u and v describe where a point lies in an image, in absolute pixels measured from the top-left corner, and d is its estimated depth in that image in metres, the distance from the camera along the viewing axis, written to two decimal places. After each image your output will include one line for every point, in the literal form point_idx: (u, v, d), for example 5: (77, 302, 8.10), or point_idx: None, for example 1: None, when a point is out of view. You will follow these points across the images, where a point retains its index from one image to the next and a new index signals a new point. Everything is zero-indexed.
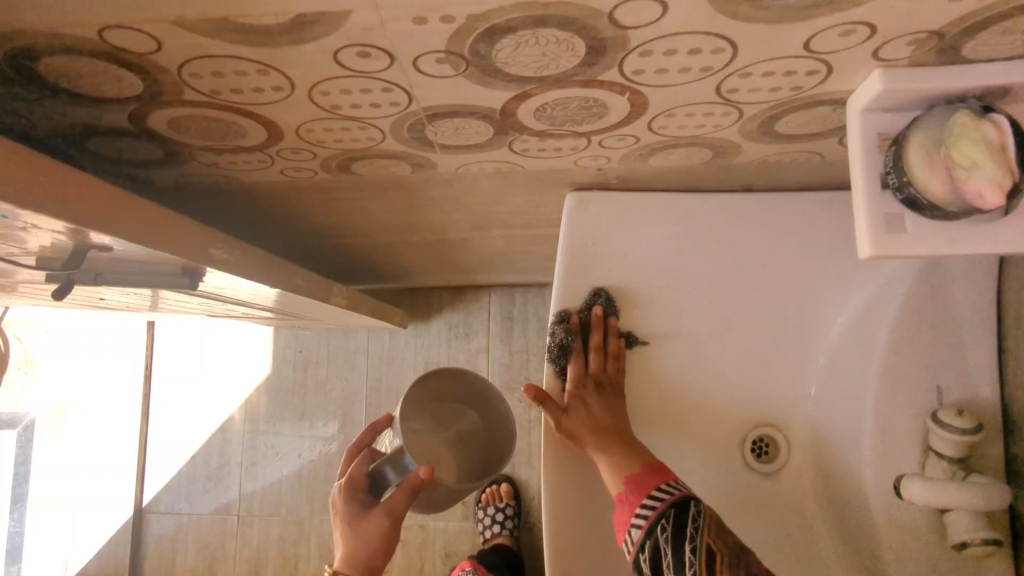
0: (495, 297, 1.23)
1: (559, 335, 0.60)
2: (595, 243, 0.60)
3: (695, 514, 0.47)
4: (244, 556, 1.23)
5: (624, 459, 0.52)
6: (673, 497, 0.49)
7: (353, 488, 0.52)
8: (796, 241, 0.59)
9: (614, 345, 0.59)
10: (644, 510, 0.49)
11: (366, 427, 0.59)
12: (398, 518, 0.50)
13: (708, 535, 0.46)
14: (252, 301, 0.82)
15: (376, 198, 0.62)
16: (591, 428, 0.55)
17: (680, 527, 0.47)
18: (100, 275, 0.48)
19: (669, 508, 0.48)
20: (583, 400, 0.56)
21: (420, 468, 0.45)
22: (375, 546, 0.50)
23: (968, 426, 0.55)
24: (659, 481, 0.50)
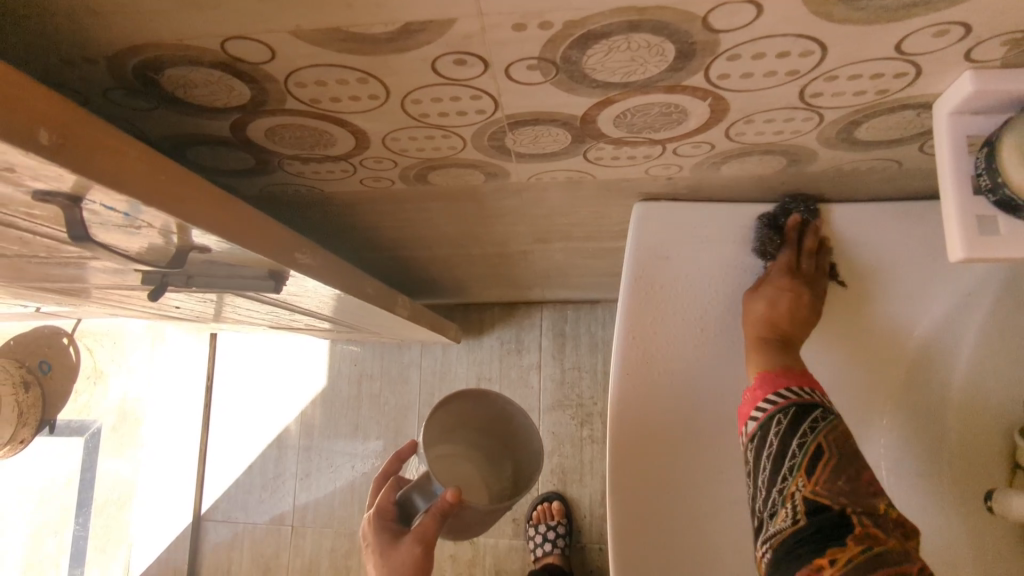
0: (547, 314, 1.24)
1: (766, 242, 0.59)
2: (660, 255, 0.61)
3: (816, 418, 0.48)
4: (296, 568, 1.24)
5: (773, 357, 0.53)
6: (794, 400, 0.49)
7: (382, 519, 0.54)
8: (873, 250, 0.58)
9: (813, 244, 0.58)
10: (767, 402, 0.50)
11: (393, 456, 0.63)
12: (427, 545, 0.50)
13: (822, 437, 0.47)
14: (317, 310, 0.84)
15: (445, 209, 0.64)
16: (766, 322, 0.55)
17: (797, 423, 0.48)
18: (191, 277, 0.51)
19: (790, 407, 0.49)
20: (778, 291, 0.55)
21: (447, 492, 0.47)
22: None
23: None
24: (795, 384, 0.50)
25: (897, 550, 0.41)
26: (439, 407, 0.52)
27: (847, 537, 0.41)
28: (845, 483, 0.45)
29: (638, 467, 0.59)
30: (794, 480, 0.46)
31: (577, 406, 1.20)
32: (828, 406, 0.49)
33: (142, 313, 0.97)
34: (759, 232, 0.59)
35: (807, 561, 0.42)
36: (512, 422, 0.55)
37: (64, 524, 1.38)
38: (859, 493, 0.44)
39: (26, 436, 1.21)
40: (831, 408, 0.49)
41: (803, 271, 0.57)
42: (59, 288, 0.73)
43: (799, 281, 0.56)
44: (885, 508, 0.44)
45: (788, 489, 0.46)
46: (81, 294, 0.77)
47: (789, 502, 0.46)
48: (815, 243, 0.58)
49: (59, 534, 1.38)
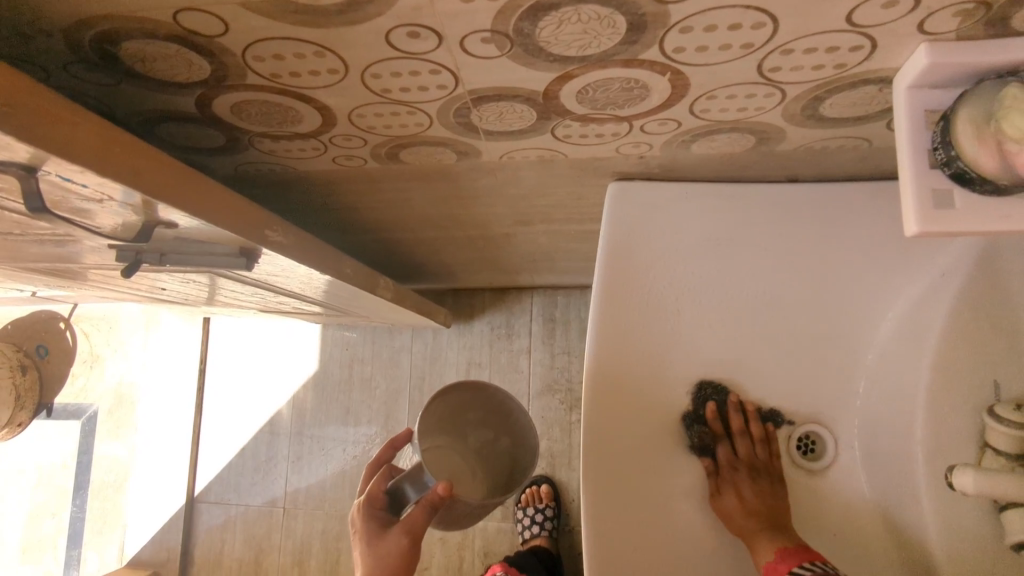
0: (538, 299, 1.24)
1: (702, 438, 0.62)
2: (635, 233, 0.62)
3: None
4: (288, 550, 1.26)
5: (777, 537, 0.57)
6: (817, 573, 0.53)
7: (371, 505, 0.56)
8: (841, 235, 0.61)
9: (758, 430, 0.62)
10: (806, 574, 0.53)
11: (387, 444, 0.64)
12: (413, 537, 0.53)
13: None
14: (302, 292, 0.85)
15: (422, 189, 0.64)
16: (746, 508, 0.58)
17: None
18: (165, 255, 0.52)
19: None
20: (737, 485, 0.59)
21: (437, 485, 0.47)
22: (387, 566, 0.53)
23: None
24: (802, 560, 0.54)
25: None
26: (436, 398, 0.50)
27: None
28: None
29: (612, 446, 0.61)
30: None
31: (567, 390, 1.20)
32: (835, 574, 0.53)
33: (130, 296, 0.97)
34: (687, 430, 0.62)
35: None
36: (511, 415, 0.53)
37: (62, 505, 1.42)
38: None
39: (24, 419, 1.23)
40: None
41: (754, 459, 0.61)
42: (44, 268, 0.74)
43: (754, 471, 0.61)
44: None
45: None
46: (66, 276, 0.78)
47: None
48: (738, 420, 0.62)
49: (57, 516, 1.42)
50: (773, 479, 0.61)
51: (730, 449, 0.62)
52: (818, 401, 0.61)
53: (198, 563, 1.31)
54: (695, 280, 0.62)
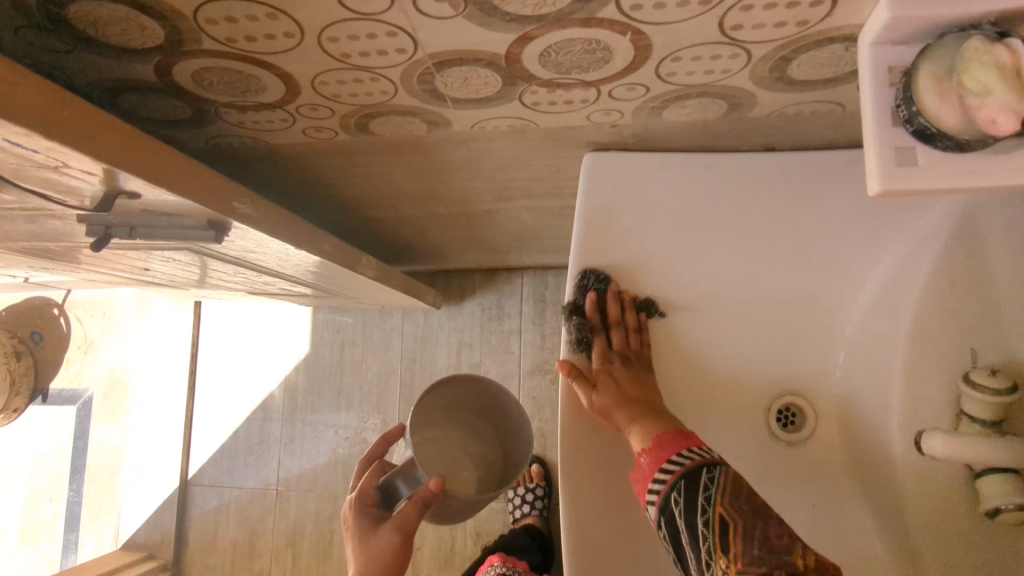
0: (527, 280, 1.23)
1: (584, 331, 0.62)
2: (612, 204, 0.62)
3: (706, 482, 0.44)
4: (282, 531, 1.27)
5: (653, 424, 0.51)
6: (689, 463, 0.46)
7: (362, 502, 0.55)
8: (821, 204, 0.60)
9: (634, 318, 0.61)
10: (662, 475, 0.47)
11: (379, 437, 0.64)
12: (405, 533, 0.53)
13: (721, 503, 0.43)
14: (286, 272, 0.85)
15: (397, 163, 0.63)
16: (620, 399, 0.55)
17: (692, 496, 0.44)
18: (134, 229, 0.51)
19: (681, 479, 0.46)
20: (610, 372, 0.57)
21: (430, 482, 0.47)
22: (382, 563, 0.53)
23: (1003, 387, 0.49)
24: (675, 450, 0.48)
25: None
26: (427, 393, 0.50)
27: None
28: (760, 547, 0.41)
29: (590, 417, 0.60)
30: (718, 564, 0.41)
31: (557, 370, 1.20)
32: (715, 460, 0.46)
33: (116, 277, 0.97)
34: (578, 326, 0.62)
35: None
36: (505, 410, 0.54)
37: (60, 490, 1.44)
38: (777, 554, 0.41)
39: (18, 405, 1.24)
40: (722, 467, 0.45)
41: (628, 350, 0.60)
42: (23, 248, 0.73)
43: (629, 360, 0.59)
44: (804, 560, 0.41)
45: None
46: (48, 256, 0.78)
47: None
48: (636, 321, 0.61)
49: (55, 501, 1.43)
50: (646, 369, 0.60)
51: (608, 339, 0.60)
52: (794, 371, 0.62)
53: (193, 544, 1.32)
54: (588, 325, 0.62)
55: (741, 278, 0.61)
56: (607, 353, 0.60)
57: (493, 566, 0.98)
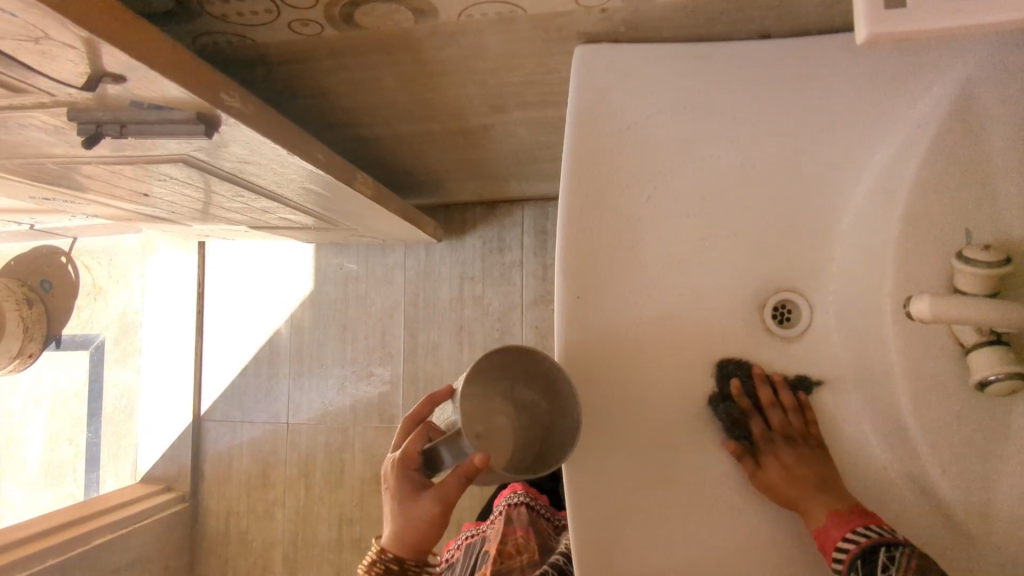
0: (529, 211, 1.23)
1: (732, 412, 0.62)
2: (603, 98, 0.61)
3: (887, 561, 0.51)
4: (294, 462, 1.31)
5: (825, 498, 0.56)
6: (865, 540, 0.53)
7: (405, 468, 0.58)
8: (821, 89, 0.58)
9: (789, 400, 0.62)
10: (841, 552, 0.53)
11: (422, 399, 0.64)
12: (445, 503, 0.56)
13: (902, 567, 0.51)
14: (283, 195, 0.85)
15: (388, 65, 0.63)
16: (785, 479, 0.58)
17: (873, 565, 0.51)
18: (125, 127, 0.52)
19: (857, 558, 0.52)
20: (775, 454, 0.60)
21: (476, 457, 0.51)
22: (418, 528, 0.58)
23: (997, 260, 0.50)
24: (864, 523, 0.54)
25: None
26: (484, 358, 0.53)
27: None
28: None
29: (589, 319, 0.62)
30: None
31: None
32: (894, 539, 0.52)
33: (118, 209, 0.98)
34: (720, 407, 0.62)
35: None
36: (554, 384, 0.56)
37: (78, 430, 1.47)
38: None
39: (35, 350, 1.26)
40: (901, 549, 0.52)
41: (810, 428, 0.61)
42: (22, 170, 0.74)
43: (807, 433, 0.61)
44: None
45: None
46: (48, 181, 0.79)
47: None
48: (791, 400, 0.62)
49: (74, 440, 1.46)
50: (805, 436, 0.61)
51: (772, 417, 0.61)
52: (790, 266, 0.62)
53: (209, 477, 1.37)
54: (738, 407, 0.63)
55: (735, 171, 0.61)
56: (763, 435, 0.62)
57: (515, 496, 0.98)
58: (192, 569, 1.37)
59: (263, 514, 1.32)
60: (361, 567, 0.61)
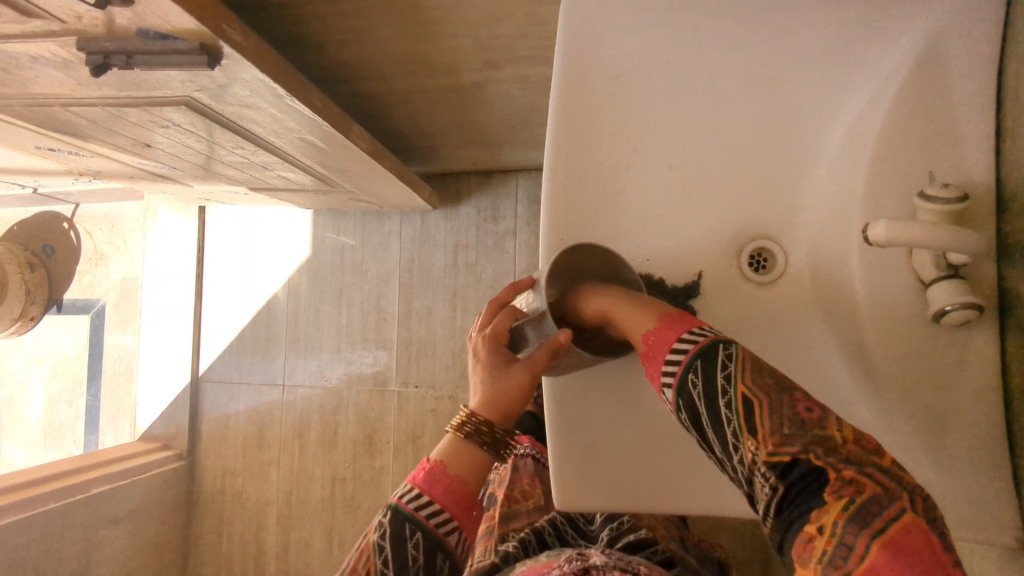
0: (523, 181, 1.25)
1: None
2: (589, 46, 0.63)
3: (723, 359, 0.41)
4: (289, 423, 1.34)
5: (638, 309, 0.51)
6: (701, 341, 0.43)
7: (495, 341, 0.60)
8: (797, 40, 0.61)
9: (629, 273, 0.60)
10: (675, 355, 0.44)
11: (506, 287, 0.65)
12: (535, 377, 0.57)
13: (740, 381, 0.39)
14: (283, 149, 0.88)
15: (383, 12, 0.65)
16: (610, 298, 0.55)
17: (710, 376, 0.41)
18: (132, 58, 0.54)
19: (695, 359, 0.43)
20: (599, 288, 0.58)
21: (562, 333, 0.55)
22: (508, 396, 0.58)
23: (954, 197, 0.52)
24: (685, 328, 0.46)
25: (881, 495, 0.34)
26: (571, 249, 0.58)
27: (827, 498, 0.35)
28: (787, 424, 0.37)
29: None
30: (746, 445, 0.38)
31: None
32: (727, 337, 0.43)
33: (121, 163, 1.01)
34: None
35: (800, 530, 0.35)
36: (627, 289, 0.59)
37: (78, 393, 1.50)
38: (815, 431, 0.37)
39: (36, 313, 1.28)
40: (735, 345, 0.42)
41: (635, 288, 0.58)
42: (28, 115, 0.77)
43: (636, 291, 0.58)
44: (840, 431, 0.36)
45: (746, 456, 0.38)
46: (55, 128, 0.82)
47: (754, 471, 0.38)
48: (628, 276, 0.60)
49: (74, 403, 1.49)
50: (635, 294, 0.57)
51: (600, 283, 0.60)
52: (767, 212, 0.65)
53: (207, 437, 1.41)
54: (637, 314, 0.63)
55: (715, 120, 0.64)
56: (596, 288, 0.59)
57: (522, 446, 0.99)
58: (188, 527, 1.40)
59: (258, 473, 1.35)
60: (447, 432, 0.59)
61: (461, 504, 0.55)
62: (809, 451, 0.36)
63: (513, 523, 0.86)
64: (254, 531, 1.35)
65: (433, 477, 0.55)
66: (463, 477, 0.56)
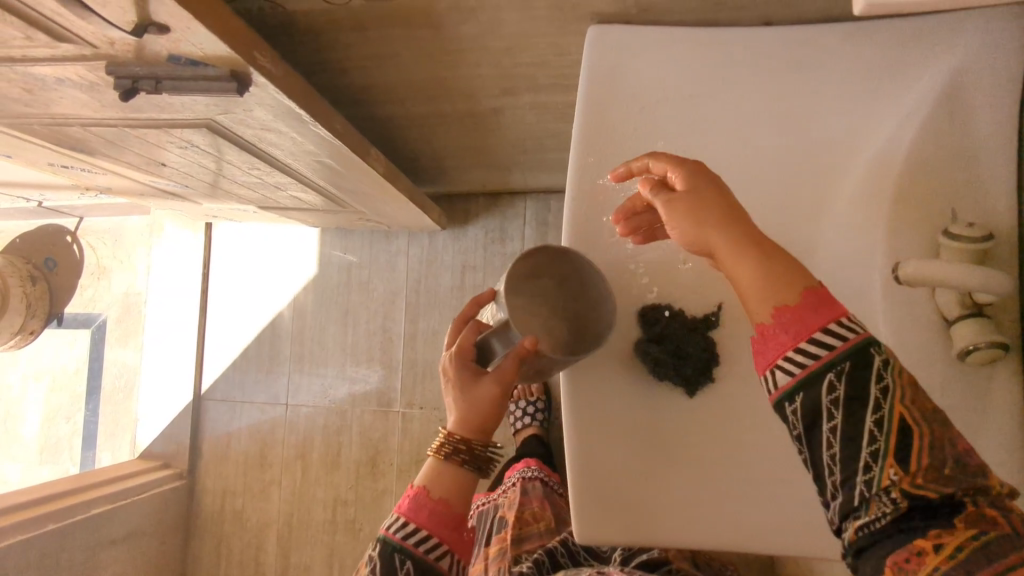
0: (531, 203, 1.26)
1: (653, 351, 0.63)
2: (613, 77, 0.64)
3: (880, 368, 0.37)
4: (291, 443, 1.32)
5: (760, 263, 0.42)
6: (855, 339, 0.38)
7: (461, 356, 0.57)
8: (818, 77, 0.61)
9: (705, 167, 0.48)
10: (817, 349, 0.38)
11: (470, 298, 0.63)
12: (506, 386, 0.55)
13: (898, 401, 0.37)
14: (300, 171, 0.88)
15: (407, 40, 0.66)
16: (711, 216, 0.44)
17: (860, 382, 0.37)
18: (160, 83, 0.54)
19: (843, 360, 0.38)
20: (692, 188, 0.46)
21: (527, 340, 0.52)
22: (482, 409, 0.56)
23: (979, 237, 0.53)
24: (832, 318, 0.39)
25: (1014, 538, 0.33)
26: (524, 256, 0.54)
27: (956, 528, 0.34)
28: (944, 458, 0.35)
29: None
30: (886, 465, 0.36)
31: None
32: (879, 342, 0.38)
33: (131, 180, 1.01)
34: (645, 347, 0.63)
35: (908, 545, 0.34)
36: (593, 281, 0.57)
37: (76, 408, 1.48)
38: (965, 470, 0.35)
39: (36, 326, 1.27)
40: (887, 350, 0.38)
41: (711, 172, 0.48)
42: (45, 133, 0.77)
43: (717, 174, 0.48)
44: (985, 478, 0.36)
45: (878, 474, 0.36)
46: (71, 147, 0.82)
47: (882, 492, 0.36)
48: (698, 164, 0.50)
49: (72, 419, 1.47)
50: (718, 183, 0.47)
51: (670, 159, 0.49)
52: (790, 243, 0.62)
53: (207, 456, 1.39)
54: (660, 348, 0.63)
55: (737, 152, 0.63)
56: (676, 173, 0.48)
57: (530, 470, 1.03)
58: (186, 548, 1.38)
59: (259, 494, 1.34)
60: (429, 454, 0.58)
61: (449, 527, 0.54)
62: (957, 492, 0.35)
63: (525, 545, 0.85)
64: (254, 553, 1.33)
65: (417, 504, 0.55)
66: (448, 500, 0.56)
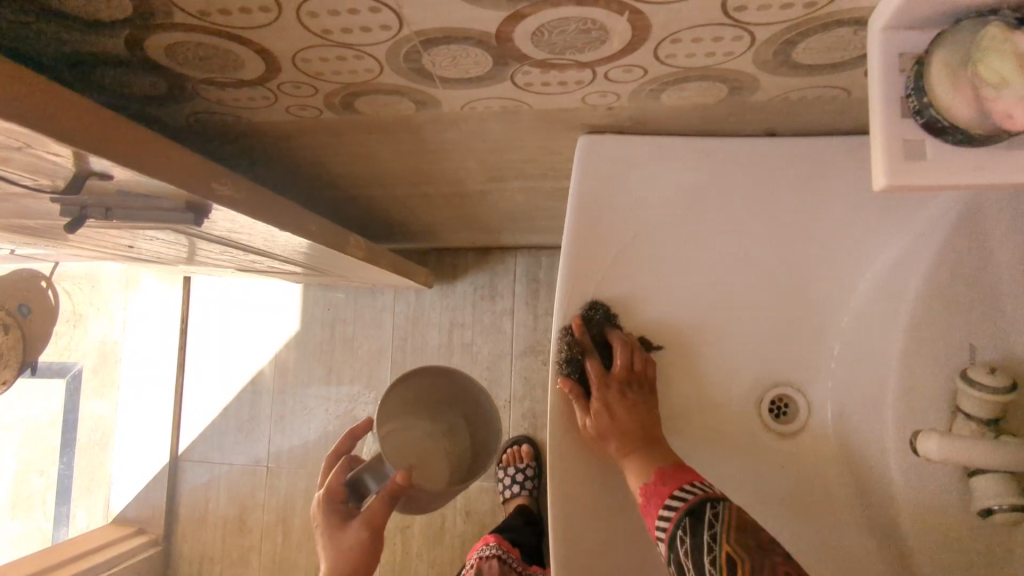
0: (521, 259, 1.21)
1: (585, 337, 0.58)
2: (605, 185, 0.59)
3: (710, 519, 0.46)
4: (272, 506, 1.28)
5: (651, 459, 0.53)
6: (692, 500, 0.48)
7: (331, 499, 0.55)
8: (822, 191, 0.58)
9: (638, 360, 0.58)
10: (666, 515, 0.49)
11: (343, 434, 0.63)
12: (375, 528, 0.53)
13: (726, 542, 0.45)
14: (276, 254, 0.83)
15: (385, 142, 0.61)
16: (619, 431, 0.54)
17: (697, 539, 0.46)
18: (110, 210, 0.49)
19: (685, 516, 0.47)
20: (609, 401, 0.55)
21: (398, 474, 0.48)
22: (349, 557, 0.53)
23: (1002, 385, 0.49)
24: (678, 485, 0.50)
25: None
26: (400, 380, 0.51)
27: None
28: None
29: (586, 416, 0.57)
30: None
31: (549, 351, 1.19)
32: (717, 496, 0.48)
33: (99, 253, 0.95)
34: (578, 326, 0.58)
35: None
36: (479, 403, 0.54)
37: (50, 461, 1.43)
38: None
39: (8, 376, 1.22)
40: (721, 502, 0.47)
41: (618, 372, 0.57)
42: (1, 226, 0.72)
43: (631, 387, 0.57)
44: None
45: None
46: (30, 234, 0.77)
47: None
48: (637, 359, 0.58)
49: (46, 472, 1.43)
50: (644, 398, 0.57)
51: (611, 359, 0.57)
52: (794, 364, 0.60)
53: (182, 520, 1.34)
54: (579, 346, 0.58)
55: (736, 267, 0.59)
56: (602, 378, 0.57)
57: (487, 547, 0.99)
58: None
59: (237, 559, 1.29)
60: None
61: None
62: None
63: None
64: None
65: None
66: None
